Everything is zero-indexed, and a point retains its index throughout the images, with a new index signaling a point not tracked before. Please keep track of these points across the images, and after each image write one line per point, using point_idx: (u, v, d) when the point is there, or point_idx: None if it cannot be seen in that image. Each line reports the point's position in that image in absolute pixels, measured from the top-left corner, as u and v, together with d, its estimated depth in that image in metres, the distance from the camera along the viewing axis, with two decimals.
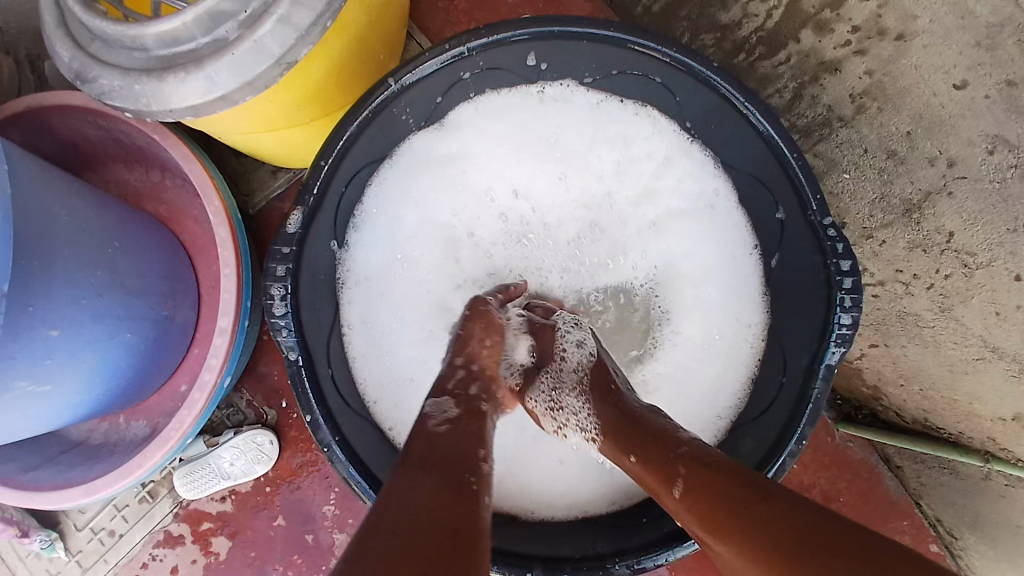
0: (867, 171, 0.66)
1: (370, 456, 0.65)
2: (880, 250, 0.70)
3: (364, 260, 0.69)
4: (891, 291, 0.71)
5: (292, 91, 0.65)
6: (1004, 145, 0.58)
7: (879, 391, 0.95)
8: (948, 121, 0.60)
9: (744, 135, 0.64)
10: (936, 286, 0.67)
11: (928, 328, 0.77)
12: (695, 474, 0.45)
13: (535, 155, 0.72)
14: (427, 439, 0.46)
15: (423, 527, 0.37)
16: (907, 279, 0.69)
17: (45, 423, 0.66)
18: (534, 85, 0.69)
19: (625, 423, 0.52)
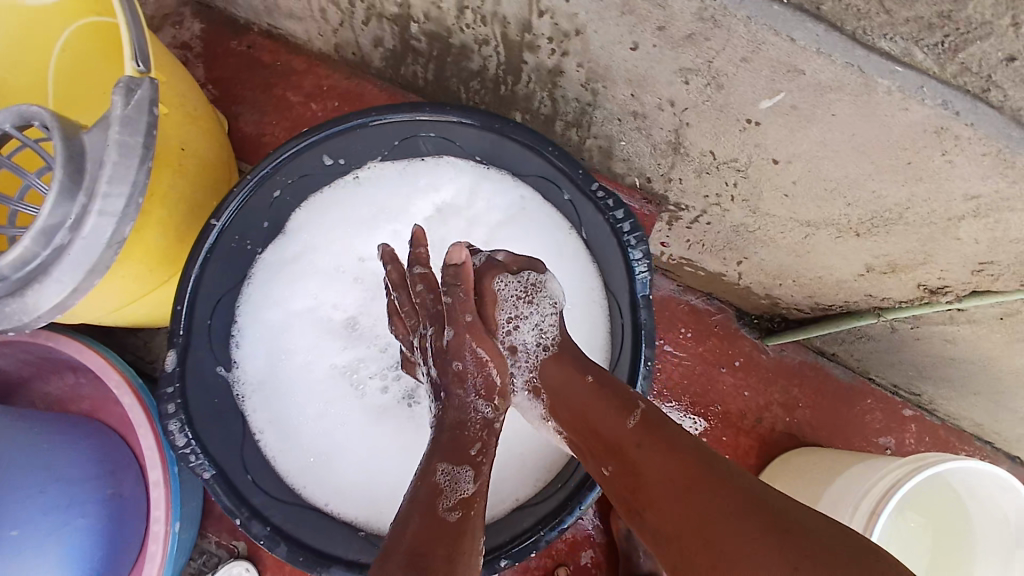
0: (631, 133, 0.82)
1: (311, 533, 0.67)
2: (683, 185, 0.87)
3: (253, 372, 0.74)
4: (716, 211, 0.88)
5: (136, 259, 0.74)
6: (689, 75, 0.66)
7: (772, 295, 1.06)
8: (645, 75, 0.69)
9: (519, 150, 0.72)
10: (734, 194, 0.82)
11: (757, 230, 0.88)
12: (677, 445, 0.55)
13: (371, 229, 0.79)
14: (433, 484, 0.60)
15: (424, 542, 0.52)
16: (714, 196, 0.85)
17: None
18: (347, 172, 0.77)
19: (609, 398, 0.62)
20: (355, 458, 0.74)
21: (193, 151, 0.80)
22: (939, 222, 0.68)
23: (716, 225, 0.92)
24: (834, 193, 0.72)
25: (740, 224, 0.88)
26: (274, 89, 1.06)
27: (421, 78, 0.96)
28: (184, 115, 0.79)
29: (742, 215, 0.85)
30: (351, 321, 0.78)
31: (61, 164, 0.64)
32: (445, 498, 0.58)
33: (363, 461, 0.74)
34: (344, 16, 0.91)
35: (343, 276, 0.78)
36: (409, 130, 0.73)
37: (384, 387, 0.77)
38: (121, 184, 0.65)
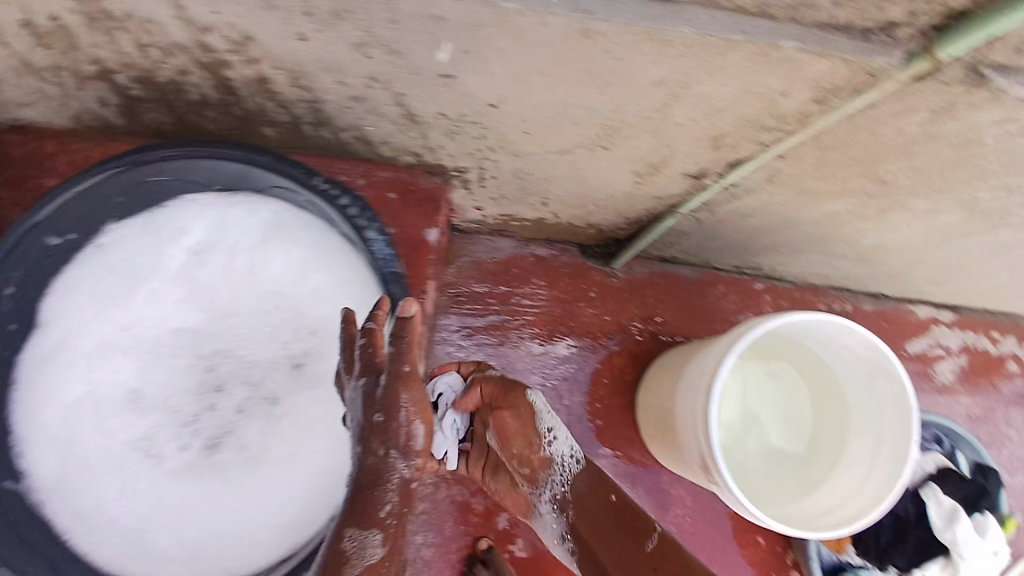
0: (368, 118, 0.80)
1: None
2: (446, 152, 0.86)
3: (45, 476, 0.70)
4: (489, 164, 0.88)
5: None
6: (366, 48, 0.64)
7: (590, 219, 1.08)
8: (334, 61, 0.67)
9: (243, 167, 0.70)
10: (488, 145, 0.82)
11: (532, 170, 0.89)
12: (670, 556, 0.64)
13: (131, 292, 0.74)
14: (336, 553, 0.57)
15: None
16: (475, 152, 0.85)
17: None
18: (83, 244, 0.72)
19: (606, 518, 0.68)
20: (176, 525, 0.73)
21: None
22: (656, 114, 0.69)
23: (498, 176, 0.92)
24: (564, 117, 0.72)
25: (516, 169, 0.89)
26: None
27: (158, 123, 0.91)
28: None
29: (512, 161, 0.86)
30: (138, 398, 0.73)
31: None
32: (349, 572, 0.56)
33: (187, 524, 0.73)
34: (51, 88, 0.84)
35: (112, 350, 0.73)
36: (128, 182, 0.70)
37: (182, 447, 0.74)
38: None
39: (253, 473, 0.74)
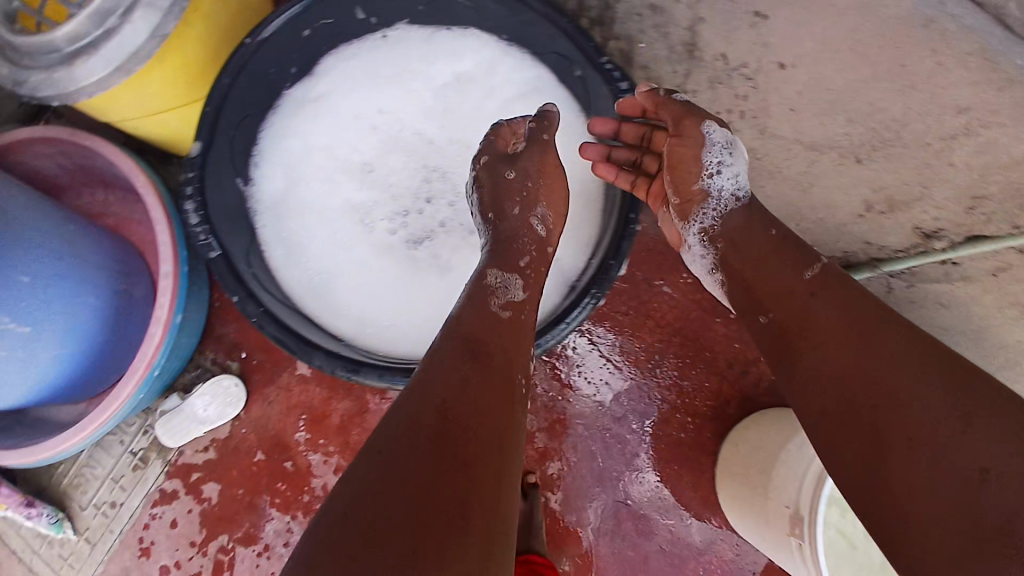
0: (651, 33, 0.82)
1: (285, 317, 0.71)
2: (696, 98, 0.86)
3: (271, 191, 0.80)
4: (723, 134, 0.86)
5: (177, 70, 0.73)
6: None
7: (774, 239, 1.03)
8: None
9: (535, 24, 0.75)
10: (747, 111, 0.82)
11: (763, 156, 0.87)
12: (830, 303, 0.56)
13: (392, 85, 0.83)
14: (482, 311, 0.61)
15: (450, 399, 0.52)
16: (725, 114, 0.86)
17: (17, 391, 0.75)
18: (376, 31, 0.82)
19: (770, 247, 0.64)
20: (348, 284, 0.80)
21: None
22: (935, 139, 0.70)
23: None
24: (843, 104, 0.75)
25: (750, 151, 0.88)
26: None
27: None
28: None
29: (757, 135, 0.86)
30: (358, 184, 0.82)
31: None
32: (498, 297, 0.63)
33: (355, 288, 0.79)
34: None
35: (360, 121, 0.82)
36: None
37: (391, 230, 0.81)
38: None
39: (433, 276, 0.80)
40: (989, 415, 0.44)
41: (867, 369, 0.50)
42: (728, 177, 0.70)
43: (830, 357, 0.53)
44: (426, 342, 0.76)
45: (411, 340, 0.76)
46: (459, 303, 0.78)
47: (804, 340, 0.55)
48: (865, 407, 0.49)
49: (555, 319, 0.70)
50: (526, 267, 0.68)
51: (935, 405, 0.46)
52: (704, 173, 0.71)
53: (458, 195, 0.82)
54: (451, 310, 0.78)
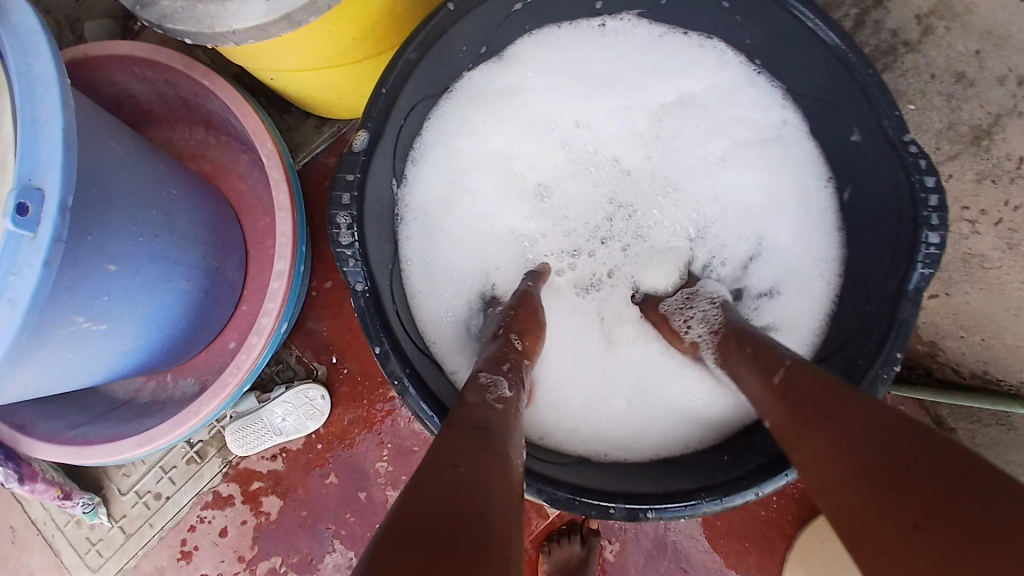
0: (934, 99, 0.65)
1: (428, 377, 0.56)
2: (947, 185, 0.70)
3: (424, 196, 0.64)
4: (958, 230, 0.74)
5: (348, 25, 0.56)
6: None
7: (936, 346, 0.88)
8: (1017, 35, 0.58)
9: (818, 63, 0.57)
10: (1005, 221, 0.69)
11: (993, 269, 0.74)
12: (800, 379, 0.42)
13: (597, 92, 0.65)
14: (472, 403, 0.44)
15: (468, 469, 0.36)
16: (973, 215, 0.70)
17: (82, 380, 0.60)
18: (595, 16, 0.64)
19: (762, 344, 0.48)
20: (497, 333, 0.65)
21: None
22: None
23: None
24: None
25: (978, 257, 0.74)
26: None
27: None
28: None
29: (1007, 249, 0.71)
30: (527, 206, 0.66)
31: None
32: (491, 391, 0.46)
33: None
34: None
35: (550, 132, 0.66)
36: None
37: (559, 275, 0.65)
38: None
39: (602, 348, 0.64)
40: (988, 477, 0.30)
41: (892, 466, 0.33)
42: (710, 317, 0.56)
43: (812, 458, 0.38)
44: (587, 436, 0.60)
45: (567, 428, 0.61)
46: (632, 392, 0.62)
47: (891, 499, 0.32)
48: (858, 468, 0.35)
49: (771, 458, 0.52)
50: (510, 375, 0.49)
51: (934, 443, 0.33)
52: (699, 320, 0.57)
53: (652, 250, 0.65)
54: (620, 398, 0.62)
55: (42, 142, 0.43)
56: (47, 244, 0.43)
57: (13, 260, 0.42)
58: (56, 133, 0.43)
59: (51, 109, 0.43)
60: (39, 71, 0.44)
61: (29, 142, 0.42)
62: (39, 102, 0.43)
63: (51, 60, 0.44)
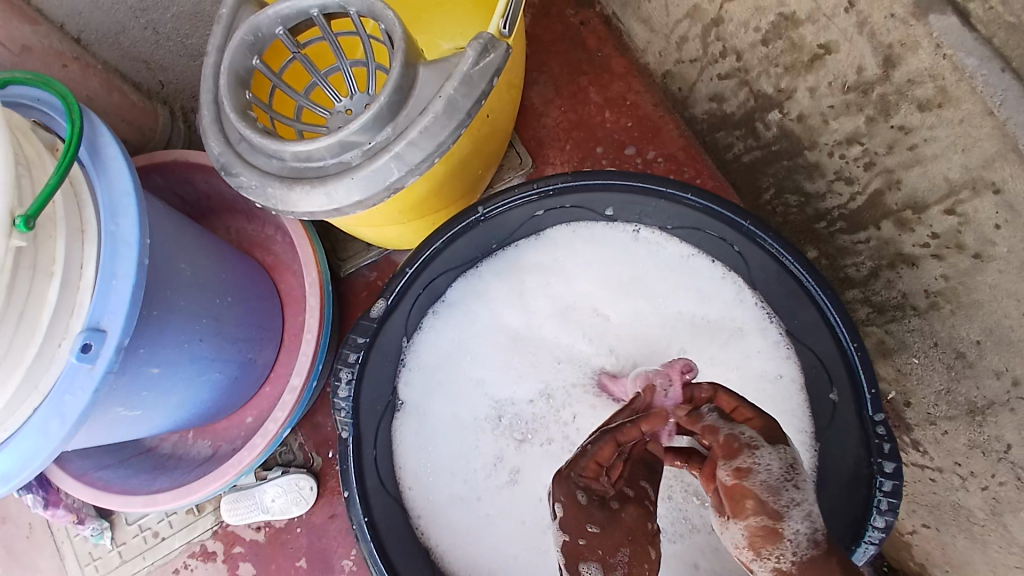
0: (936, 362, 0.66)
1: (386, 522, 0.63)
2: (942, 438, 0.69)
3: (432, 349, 0.70)
4: (949, 480, 0.71)
5: (396, 203, 0.67)
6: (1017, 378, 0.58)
7: (926, 568, 0.80)
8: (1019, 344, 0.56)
9: (817, 328, 0.60)
10: (991, 489, 0.65)
11: (980, 527, 0.69)
12: None
13: (617, 286, 0.70)
14: None
15: None
16: (966, 475, 0.68)
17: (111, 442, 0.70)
18: (631, 222, 0.67)
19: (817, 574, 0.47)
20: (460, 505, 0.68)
21: (493, 116, 0.70)
22: None
23: (936, 486, 0.73)
24: None
25: (965, 510, 0.70)
26: (581, 76, 0.91)
27: (734, 149, 0.80)
28: (506, 83, 0.70)
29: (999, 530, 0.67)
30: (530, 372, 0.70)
31: (389, 91, 0.57)
32: None
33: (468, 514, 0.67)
34: (703, 56, 0.75)
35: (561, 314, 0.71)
36: (698, 224, 0.64)
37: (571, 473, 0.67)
38: (430, 139, 0.58)
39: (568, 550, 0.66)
40: None
41: None
42: (802, 504, 0.47)
43: None
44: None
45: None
46: None
47: None
48: None
49: None
50: None
51: None
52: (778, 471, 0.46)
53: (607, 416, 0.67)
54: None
55: (112, 295, 0.53)
56: (100, 373, 0.52)
57: (71, 384, 0.51)
58: (125, 287, 0.53)
59: (126, 265, 0.53)
60: (123, 232, 0.54)
61: (103, 294, 0.52)
62: (117, 259, 0.53)
63: (138, 223, 0.55)
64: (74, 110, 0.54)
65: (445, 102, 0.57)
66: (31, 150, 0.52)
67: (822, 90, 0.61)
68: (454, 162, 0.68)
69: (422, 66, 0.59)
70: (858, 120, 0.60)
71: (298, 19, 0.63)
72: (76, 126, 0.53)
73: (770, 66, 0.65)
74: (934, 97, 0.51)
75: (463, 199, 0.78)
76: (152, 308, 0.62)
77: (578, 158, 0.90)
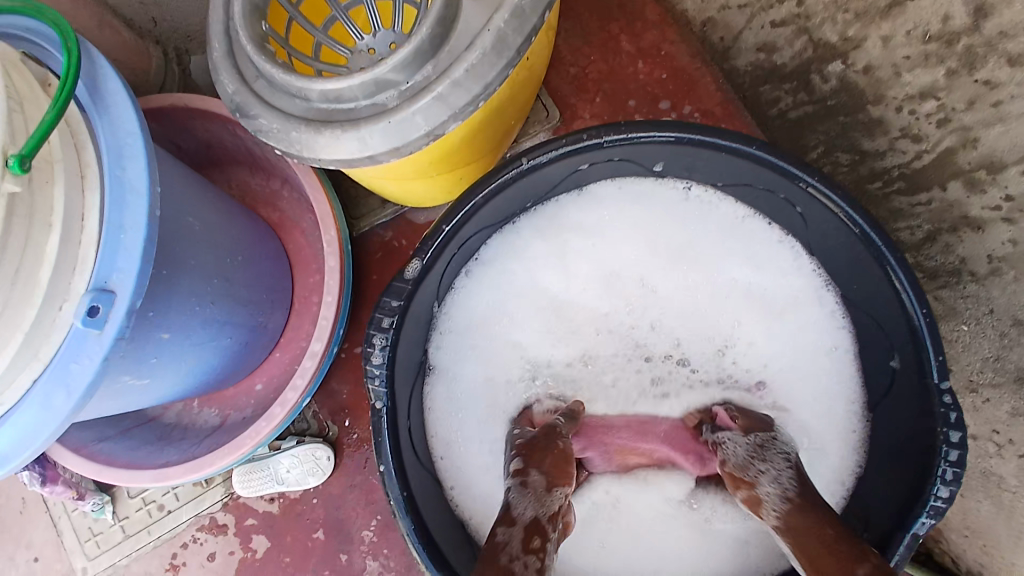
0: (987, 330, 0.64)
1: (421, 495, 0.60)
2: (982, 405, 0.68)
3: (464, 312, 0.66)
4: (982, 447, 0.70)
5: (427, 153, 0.61)
6: None
7: (941, 533, 0.79)
8: None
9: (882, 294, 0.57)
10: None
11: (1011, 493, 0.68)
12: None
13: (664, 249, 0.66)
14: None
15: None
16: (1002, 442, 0.67)
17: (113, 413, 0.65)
18: (681, 179, 0.63)
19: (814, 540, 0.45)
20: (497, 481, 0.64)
21: (531, 60, 0.64)
22: None
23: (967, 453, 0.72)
24: None
25: (997, 477, 0.69)
26: (612, 24, 0.84)
27: (779, 105, 0.76)
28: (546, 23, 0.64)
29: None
30: (567, 339, 0.66)
31: (430, 23, 0.50)
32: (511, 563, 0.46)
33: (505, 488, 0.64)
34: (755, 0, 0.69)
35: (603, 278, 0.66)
36: (758, 181, 0.59)
37: None
38: (476, 79, 0.52)
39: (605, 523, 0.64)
40: None
41: None
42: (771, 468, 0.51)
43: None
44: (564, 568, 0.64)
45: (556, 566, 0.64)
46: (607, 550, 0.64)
47: None
48: None
49: None
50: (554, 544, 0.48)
51: None
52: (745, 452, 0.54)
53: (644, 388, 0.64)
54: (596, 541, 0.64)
55: (121, 250, 0.46)
56: (110, 340, 0.46)
57: (77, 351, 0.45)
58: (135, 241, 0.47)
59: (135, 217, 0.47)
60: (131, 180, 0.47)
61: (110, 250, 0.46)
62: (125, 209, 0.47)
63: (147, 169, 0.48)
64: (70, 39, 0.47)
65: (494, 37, 0.51)
66: (22, 84, 0.45)
67: (897, 39, 0.57)
68: (491, 110, 0.62)
69: None
70: (937, 73, 0.56)
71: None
72: (74, 56, 0.46)
73: (838, 13, 0.61)
74: None
75: (492, 154, 0.73)
76: (162, 265, 0.56)
77: (608, 112, 0.84)
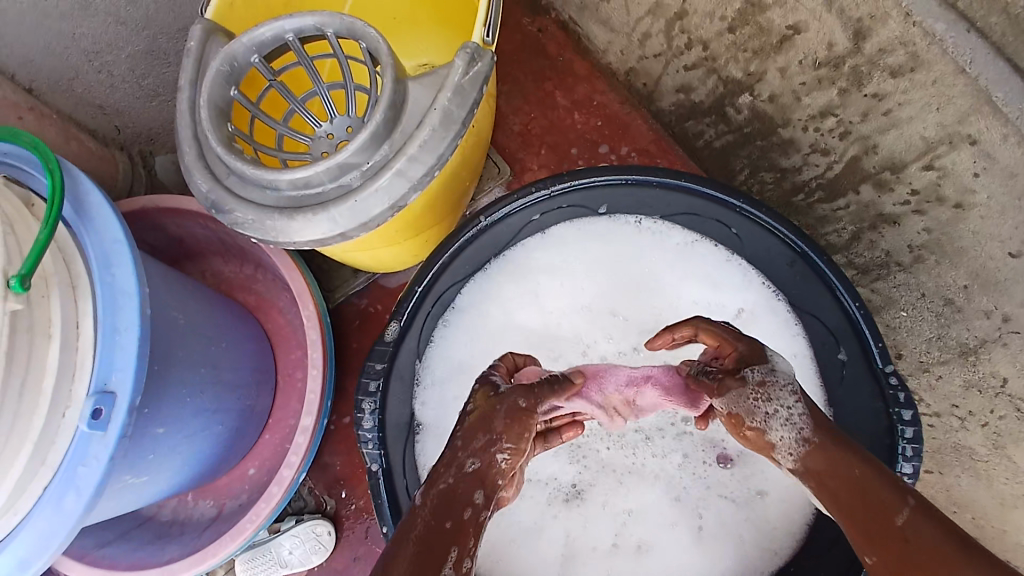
0: (925, 312, 0.70)
1: None
2: (937, 383, 0.73)
3: (445, 365, 0.68)
4: (947, 423, 0.75)
5: (393, 223, 0.66)
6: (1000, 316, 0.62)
7: None
8: (1003, 284, 0.60)
9: (818, 296, 0.63)
10: (991, 424, 0.69)
11: (983, 463, 0.73)
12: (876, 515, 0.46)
13: (622, 280, 0.71)
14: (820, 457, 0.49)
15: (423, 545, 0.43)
16: (963, 415, 0.72)
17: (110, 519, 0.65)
18: (631, 215, 0.69)
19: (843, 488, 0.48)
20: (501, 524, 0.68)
21: (477, 127, 0.71)
22: None
23: (936, 431, 0.77)
24: None
25: (967, 450, 0.74)
26: (546, 83, 0.92)
27: (705, 137, 0.84)
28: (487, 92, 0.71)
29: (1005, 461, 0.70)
30: None
31: (384, 108, 0.56)
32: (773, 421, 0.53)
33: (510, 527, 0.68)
34: (667, 50, 0.78)
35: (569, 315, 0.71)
36: (695, 209, 0.66)
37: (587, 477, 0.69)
38: (429, 152, 0.57)
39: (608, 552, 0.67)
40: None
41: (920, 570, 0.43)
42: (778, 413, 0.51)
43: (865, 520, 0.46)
44: None
45: None
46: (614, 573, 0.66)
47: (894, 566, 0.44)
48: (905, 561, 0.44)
49: None
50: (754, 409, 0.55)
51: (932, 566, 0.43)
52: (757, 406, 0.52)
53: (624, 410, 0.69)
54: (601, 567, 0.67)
55: (117, 353, 0.49)
56: (113, 440, 0.48)
57: (83, 454, 0.47)
58: (130, 342, 0.49)
59: (127, 319, 0.50)
60: (121, 285, 0.50)
61: (108, 353, 0.49)
62: (117, 313, 0.50)
63: (135, 273, 0.51)
64: (51, 162, 0.50)
65: (440, 115, 0.57)
66: (11, 211, 0.48)
67: (793, 69, 0.65)
68: (447, 176, 0.68)
69: (410, 81, 0.58)
70: (830, 94, 0.64)
71: (272, 46, 0.61)
72: (57, 177, 0.50)
73: (739, 53, 0.69)
74: (906, 63, 0.55)
75: (453, 214, 0.78)
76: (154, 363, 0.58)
77: (555, 162, 0.91)
